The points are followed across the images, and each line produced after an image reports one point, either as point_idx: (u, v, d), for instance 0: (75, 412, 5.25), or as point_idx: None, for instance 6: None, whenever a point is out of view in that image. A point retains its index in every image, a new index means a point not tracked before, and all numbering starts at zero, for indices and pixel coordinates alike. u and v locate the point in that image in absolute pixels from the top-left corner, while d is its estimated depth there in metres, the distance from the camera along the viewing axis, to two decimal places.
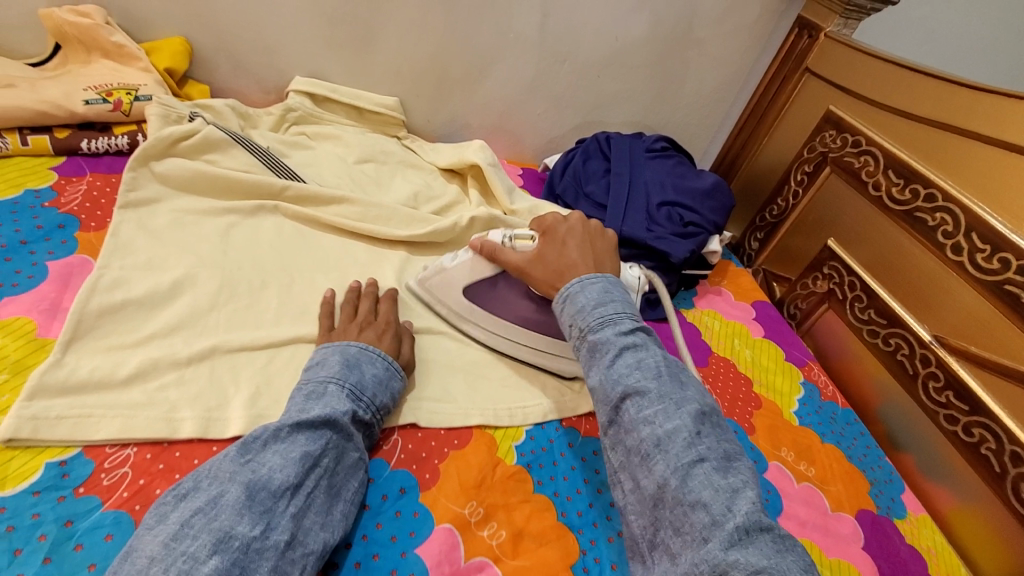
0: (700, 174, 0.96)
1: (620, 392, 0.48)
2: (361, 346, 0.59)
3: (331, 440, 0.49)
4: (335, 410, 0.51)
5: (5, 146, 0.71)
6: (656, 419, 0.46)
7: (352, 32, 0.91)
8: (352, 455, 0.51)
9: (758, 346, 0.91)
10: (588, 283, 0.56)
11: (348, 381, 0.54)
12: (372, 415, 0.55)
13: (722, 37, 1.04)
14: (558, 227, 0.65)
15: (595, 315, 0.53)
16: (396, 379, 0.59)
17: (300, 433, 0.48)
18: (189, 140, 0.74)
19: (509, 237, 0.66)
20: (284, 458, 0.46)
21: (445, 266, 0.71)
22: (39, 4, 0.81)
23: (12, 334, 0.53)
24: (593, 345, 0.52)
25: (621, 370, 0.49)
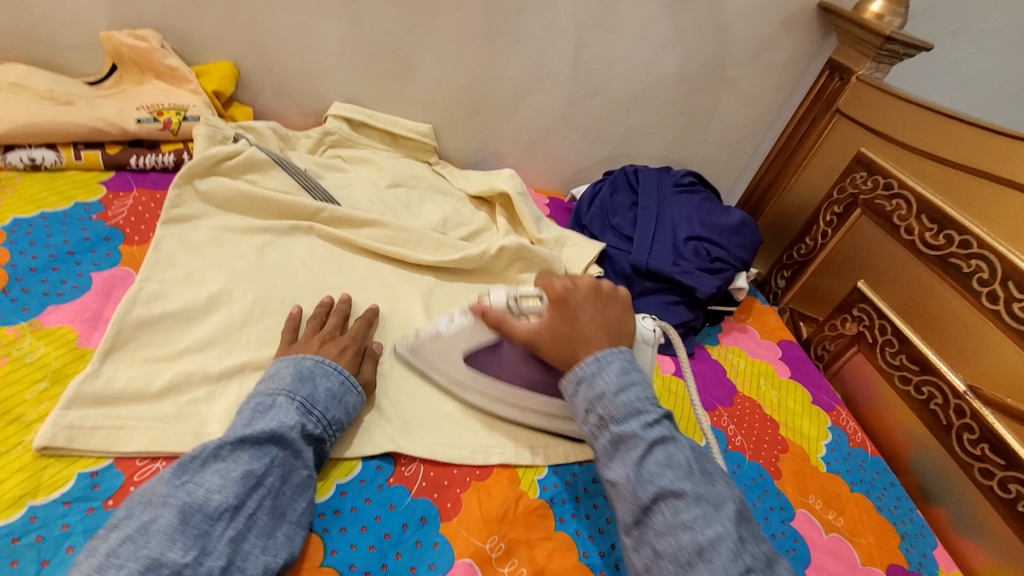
0: (727, 210, 0.96)
1: (654, 493, 0.48)
2: (317, 359, 0.57)
3: (277, 457, 0.48)
4: (282, 425, 0.50)
5: (60, 160, 0.74)
6: (695, 524, 0.47)
7: (392, 61, 0.94)
8: (300, 473, 0.50)
9: (784, 388, 0.89)
10: (607, 363, 0.55)
11: (298, 395, 0.53)
12: (324, 430, 0.53)
13: (753, 76, 1.05)
14: (570, 295, 0.59)
15: (620, 403, 0.52)
16: (352, 395, 0.57)
17: (242, 451, 0.47)
18: (233, 160, 0.77)
19: (515, 298, 0.60)
20: (223, 478, 0.45)
21: (440, 333, 0.62)
22: (100, 26, 0.85)
23: (54, 342, 0.55)
24: (618, 437, 0.51)
25: (651, 468, 0.49)
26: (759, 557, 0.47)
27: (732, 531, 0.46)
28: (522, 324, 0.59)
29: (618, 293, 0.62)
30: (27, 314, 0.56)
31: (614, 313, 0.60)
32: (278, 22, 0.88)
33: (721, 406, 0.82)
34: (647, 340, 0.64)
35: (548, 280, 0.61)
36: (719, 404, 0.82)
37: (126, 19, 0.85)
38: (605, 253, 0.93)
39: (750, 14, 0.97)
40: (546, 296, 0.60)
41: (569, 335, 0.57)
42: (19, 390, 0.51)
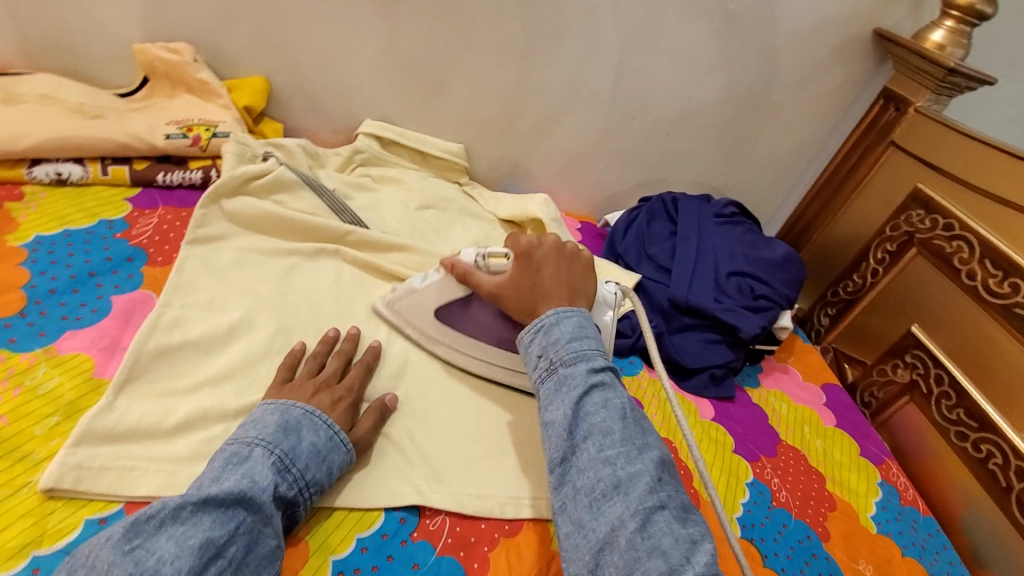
0: (771, 243, 0.91)
1: (583, 430, 0.49)
2: (306, 409, 0.53)
3: (244, 523, 0.42)
4: (253, 486, 0.44)
5: (86, 174, 0.72)
6: (618, 461, 0.47)
7: (427, 79, 0.91)
8: (268, 543, 0.43)
9: (830, 438, 0.83)
10: (563, 316, 0.56)
11: (278, 448, 0.48)
12: (298, 492, 0.48)
13: (801, 103, 1.01)
14: (534, 250, 0.62)
15: (569, 348, 0.53)
16: (339, 453, 0.51)
17: (205, 513, 0.41)
18: (262, 179, 0.75)
19: (483, 256, 0.63)
20: (179, 546, 0.39)
21: (415, 288, 0.66)
22: (134, 39, 0.84)
23: (68, 371, 0.52)
24: (562, 378, 0.52)
25: (587, 408, 0.50)
26: (678, 501, 0.46)
27: (651, 468, 0.46)
28: (489, 278, 0.62)
29: (582, 256, 0.64)
30: (42, 340, 0.53)
31: (577, 273, 0.62)
32: (312, 38, 0.86)
33: (764, 456, 0.77)
34: (607, 301, 0.69)
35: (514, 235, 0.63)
36: (761, 453, 0.77)
37: (161, 31, 0.83)
38: (641, 285, 0.88)
39: (800, 40, 0.93)
40: (513, 254, 0.62)
41: (532, 287, 0.59)
42: (29, 425, 0.48)
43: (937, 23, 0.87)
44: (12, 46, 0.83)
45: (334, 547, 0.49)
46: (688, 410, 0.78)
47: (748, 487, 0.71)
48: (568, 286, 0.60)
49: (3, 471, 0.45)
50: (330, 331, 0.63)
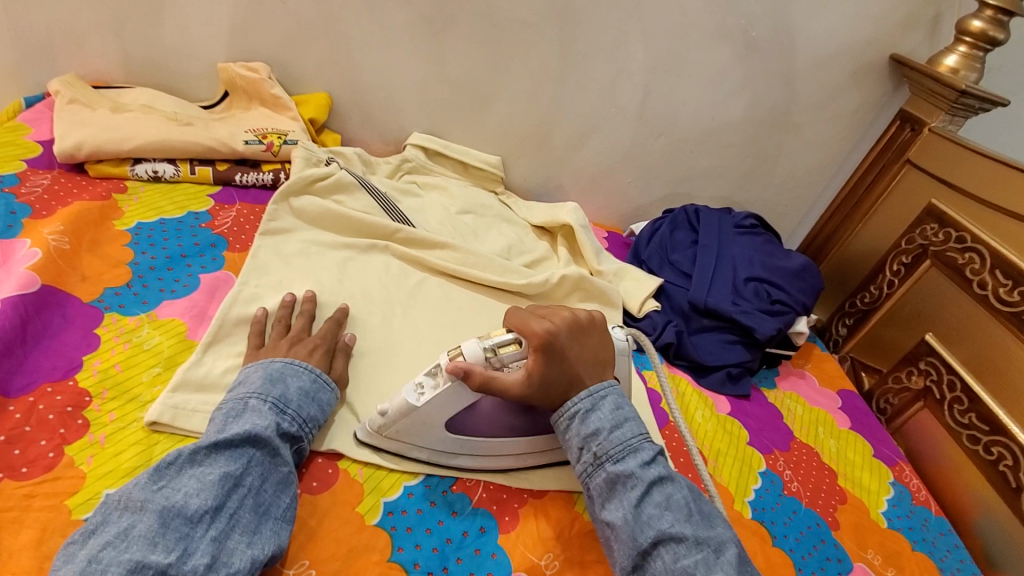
0: (789, 254, 0.96)
1: (652, 535, 0.50)
2: (286, 360, 0.59)
3: (254, 457, 0.49)
4: (256, 426, 0.50)
5: (177, 173, 0.83)
6: (695, 571, 0.48)
7: (472, 96, 1.01)
8: (281, 471, 0.51)
9: (843, 438, 0.87)
10: (601, 401, 0.57)
11: (271, 396, 0.54)
12: (300, 428, 0.54)
13: (821, 123, 1.06)
14: (554, 337, 0.57)
15: (615, 442, 0.55)
16: (325, 393, 0.58)
17: (218, 455, 0.48)
18: (325, 181, 0.85)
19: (492, 350, 0.56)
20: (201, 482, 0.46)
21: (412, 407, 0.56)
22: (218, 58, 0.96)
23: (167, 332, 0.61)
24: (614, 477, 0.54)
25: (649, 510, 0.52)
26: None
27: None
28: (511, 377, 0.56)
29: (596, 318, 0.61)
30: (146, 307, 0.63)
31: (596, 343, 0.60)
32: (371, 58, 0.96)
33: (777, 450, 0.81)
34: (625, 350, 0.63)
35: (525, 321, 0.58)
36: (775, 448, 0.81)
37: (241, 52, 0.95)
38: (663, 288, 0.94)
39: (819, 64, 0.99)
40: (529, 346, 0.56)
41: (560, 377, 0.56)
42: (136, 372, 0.56)
43: (950, 49, 0.93)
44: (117, 63, 0.97)
45: (385, 491, 0.56)
46: (704, 403, 0.83)
47: (761, 476, 0.76)
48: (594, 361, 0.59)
49: (118, 408, 0.53)
50: (286, 297, 0.67)
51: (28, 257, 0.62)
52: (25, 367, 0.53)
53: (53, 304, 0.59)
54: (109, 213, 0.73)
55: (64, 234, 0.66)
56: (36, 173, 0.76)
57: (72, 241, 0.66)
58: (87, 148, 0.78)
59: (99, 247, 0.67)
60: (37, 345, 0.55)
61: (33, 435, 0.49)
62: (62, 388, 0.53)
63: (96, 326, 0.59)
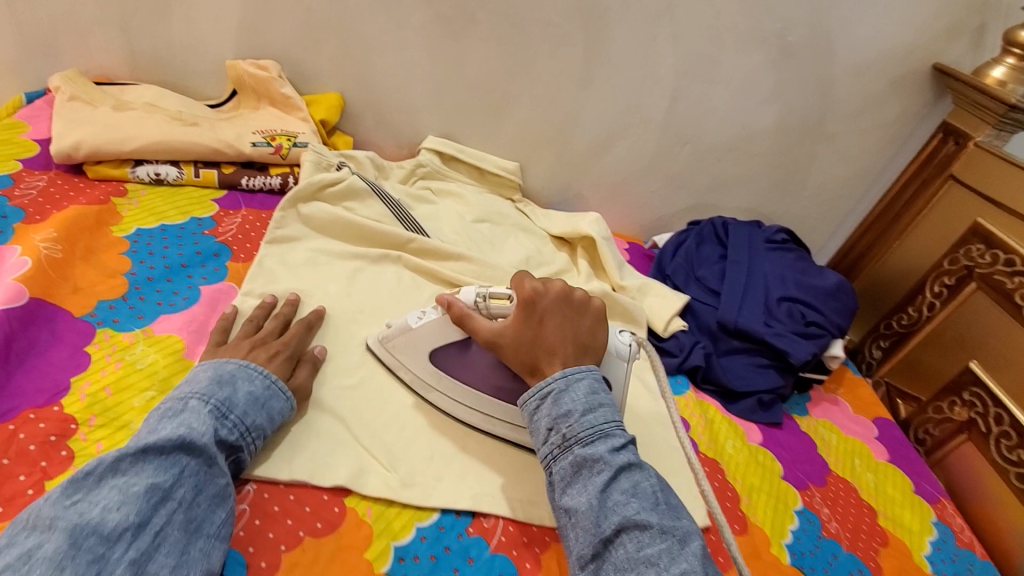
0: (823, 271, 0.91)
1: (615, 522, 0.47)
2: (241, 363, 0.54)
3: (188, 467, 0.43)
4: (192, 431, 0.44)
5: (181, 175, 0.79)
6: (660, 561, 0.44)
7: (490, 100, 0.96)
8: (218, 483, 0.45)
9: (882, 472, 0.82)
10: (574, 382, 0.54)
11: (215, 398, 0.48)
12: (241, 437, 0.48)
13: (857, 134, 1.00)
14: (539, 299, 0.57)
15: (586, 424, 0.51)
16: (278, 401, 0.53)
17: (145, 462, 0.42)
18: (335, 187, 0.80)
19: (484, 296, 0.59)
20: (123, 494, 0.40)
21: (410, 327, 0.61)
22: (226, 55, 0.92)
23: (162, 350, 0.56)
24: (581, 461, 0.50)
25: (615, 496, 0.48)
26: None
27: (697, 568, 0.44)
28: (485, 321, 0.58)
29: (591, 302, 0.60)
30: (141, 322, 0.58)
31: (585, 326, 0.58)
32: (386, 58, 0.92)
33: (813, 485, 0.76)
34: (620, 355, 0.60)
35: (519, 278, 0.59)
36: (811, 483, 0.76)
37: (251, 49, 0.91)
38: (689, 305, 0.89)
39: (858, 72, 0.94)
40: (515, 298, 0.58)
41: (534, 340, 0.56)
42: (128, 397, 0.51)
43: (999, 60, 0.87)
44: (122, 59, 0.92)
45: (396, 532, 0.51)
46: (735, 432, 0.78)
47: (797, 514, 0.70)
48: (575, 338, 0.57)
49: (106, 438, 0.48)
50: (268, 300, 0.63)
51: (17, 267, 0.57)
52: (7, 391, 0.49)
53: (42, 319, 0.55)
54: (106, 218, 0.68)
55: (57, 241, 0.61)
56: (32, 174, 0.72)
57: (65, 249, 0.62)
58: (85, 148, 0.74)
59: (94, 256, 0.63)
60: (21, 364, 0.51)
61: (10, 469, 0.44)
62: (45, 414, 0.48)
63: (87, 343, 0.55)
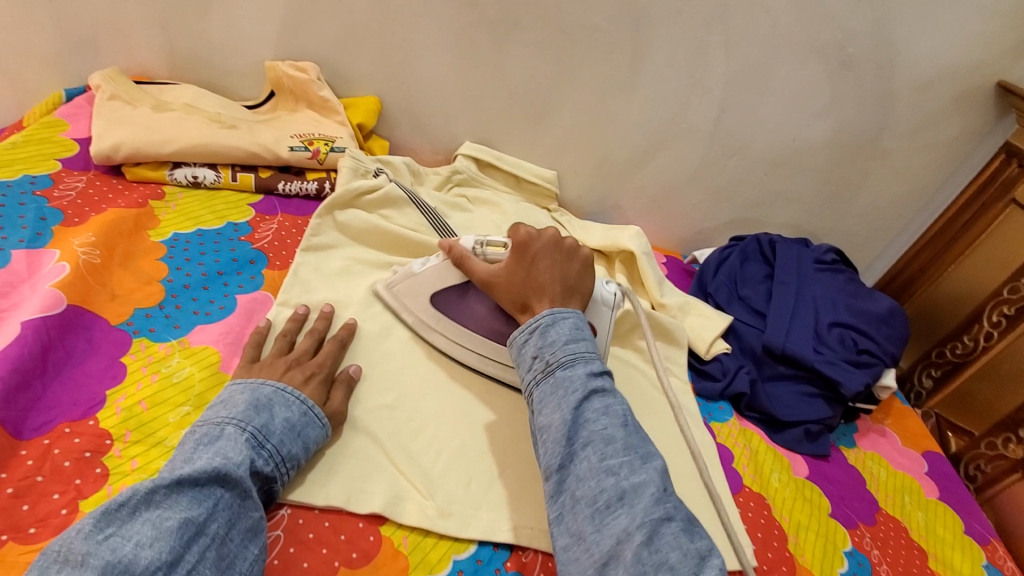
0: (875, 295, 0.87)
1: (584, 437, 0.49)
2: (277, 386, 0.52)
3: (222, 500, 0.42)
4: (227, 463, 0.43)
5: (218, 179, 0.78)
6: (620, 470, 0.47)
7: (531, 106, 0.93)
8: (252, 516, 0.43)
9: (932, 511, 0.77)
10: (560, 318, 0.56)
11: (250, 425, 0.47)
12: (276, 468, 0.47)
13: (913, 152, 0.95)
14: (532, 242, 0.62)
15: (567, 351, 0.54)
16: (314, 428, 0.51)
17: (180, 495, 0.40)
18: (372, 195, 0.78)
19: (481, 243, 0.64)
20: (157, 529, 0.38)
21: (413, 273, 0.67)
22: (265, 56, 0.91)
23: (198, 363, 0.54)
24: (559, 381, 0.52)
25: (587, 415, 0.50)
26: (681, 512, 0.47)
27: (655, 479, 0.46)
28: (483, 264, 0.62)
29: (580, 250, 0.64)
30: (177, 332, 0.57)
31: (574, 269, 0.62)
32: (425, 63, 0.90)
33: (862, 523, 0.71)
34: (604, 301, 0.65)
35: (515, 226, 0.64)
36: (859, 521, 0.72)
37: (290, 50, 0.89)
38: (733, 326, 0.85)
39: (919, 87, 0.88)
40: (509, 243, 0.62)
41: (526, 279, 0.60)
42: (164, 412, 0.50)
43: None
44: (161, 58, 0.92)
45: (432, 565, 0.49)
46: (780, 464, 0.74)
47: (846, 556, 0.66)
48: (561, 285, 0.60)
49: (140, 454, 0.47)
50: (299, 312, 0.61)
51: (55, 272, 0.56)
52: (43, 402, 0.48)
53: (79, 328, 0.54)
54: (144, 222, 0.67)
55: (95, 247, 0.60)
56: (71, 175, 0.71)
57: (103, 254, 0.61)
58: (125, 150, 0.73)
59: (131, 261, 0.62)
60: (58, 375, 0.50)
61: (45, 487, 0.43)
62: (81, 429, 0.47)
63: (123, 353, 0.53)
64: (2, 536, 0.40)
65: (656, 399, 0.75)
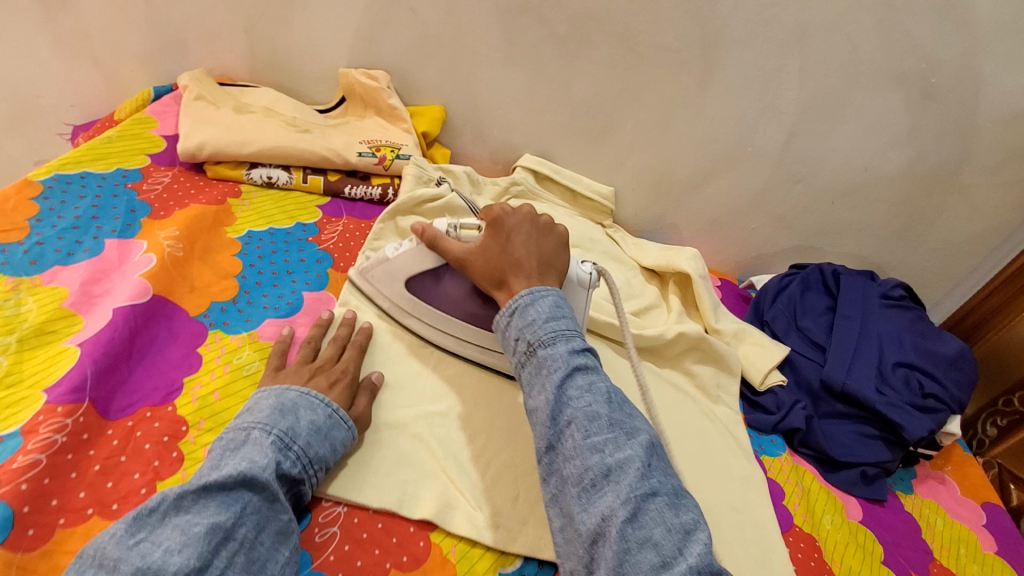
0: (944, 336, 0.83)
1: (568, 416, 0.47)
2: (301, 391, 0.52)
3: (249, 504, 0.42)
4: (253, 466, 0.43)
5: (290, 180, 0.81)
6: (605, 447, 0.45)
7: (593, 123, 0.93)
8: (280, 519, 0.44)
9: (988, 566, 0.73)
10: (539, 296, 0.54)
11: (276, 428, 0.47)
12: (303, 470, 0.47)
13: (995, 189, 0.90)
14: (505, 218, 0.60)
15: (548, 329, 0.51)
16: (340, 431, 0.51)
17: (207, 500, 0.41)
18: (434, 203, 0.80)
19: (455, 226, 0.61)
20: (184, 535, 0.39)
21: (387, 258, 0.64)
22: (340, 63, 0.94)
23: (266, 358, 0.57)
24: (541, 362, 0.50)
25: (571, 393, 0.48)
26: (669, 486, 0.45)
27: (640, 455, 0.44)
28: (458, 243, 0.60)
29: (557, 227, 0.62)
30: (248, 326, 0.60)
31: (550, 245, 0.59)
32: (492, 76, 0.91)
33: (918, 575, 0.68)
34: (580, 283, 0.60)
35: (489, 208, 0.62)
36: (914, 572, 0.68)
37: (364, 58, 0.93)
38: (791, 358, 0.83)
39: (1006, 120, 0.83)
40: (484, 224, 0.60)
41: (501, 255, 0.57)
42: (234, 403, 0.52)
43: None
44: (244, 61, 0.97)
45: None
46: (834, 505, 0.71)
47: None
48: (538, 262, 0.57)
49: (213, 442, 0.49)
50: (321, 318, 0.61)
51: (143, 263, 0.60)
52: (127, 385, 0.51)
53: (161, 317, 0.57)
54: (222, 219, 0.71)
55: (179, 240, 0.64)
56: (159, 170, 0.76)
57: (185, 248, 0.64)
58: (208, 149, 0.77)
59: (209, 256, 0.65)
60: (141, 361, 0.53)
61: (126, 466, 0.45)
62: (160, 414, 0.49)
63: (199, 344, 0.56)
64: (89, 510, 0.42)
65: (704, 428, 0.73)
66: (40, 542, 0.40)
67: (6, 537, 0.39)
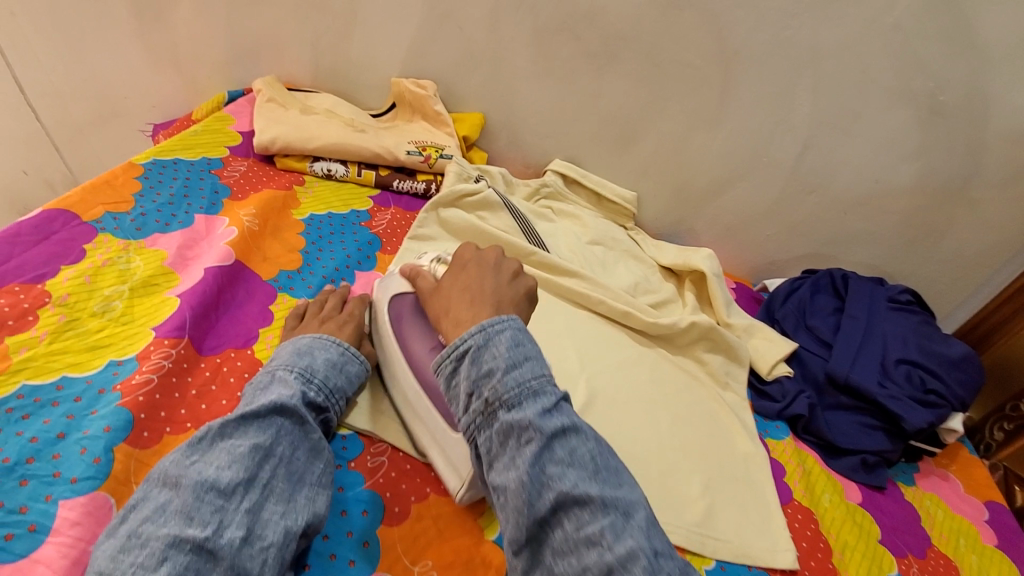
0: (949, 339, 0.87)
1: (551, 499, 0.43)
2: (315, 335, 0.58)
3: (283, 427, 0.49)
4: (282, 396, 0.49)
5: (346, 173, 0.91)
6: (602, 538, 0.41)
7: (619, 132, 1.02)
8: (312, 438, 0.50)
9: (984, 555, 0.76)
10: (495, 337, 0.49)
11: (297, 366, 0.54)
12: (326, 399, 0.54)
13: (1004, 204, 0.94)
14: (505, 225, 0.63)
15: (512, 385, 0.47)
16: (353, 364, 0.58)
17: (246, 426, 0.47)
18: (472, 197, 0.89)
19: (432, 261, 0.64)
20: (231, 455, 0.45)
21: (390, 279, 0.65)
22: (394, 73, 1.05)
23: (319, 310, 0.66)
24: (508, 428, 0.45)
25: (550, 468, 0.44)
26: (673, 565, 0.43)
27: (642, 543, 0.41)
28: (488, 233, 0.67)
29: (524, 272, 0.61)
30: (310, 292, 0.69)
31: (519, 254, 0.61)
32: (529, 87, 1.01)
33: (912, 555, 0.72)
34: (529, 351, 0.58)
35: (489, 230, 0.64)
36: (908, 551, 0.72)
37: (414, 69, 1.04)
38: (798, 353, 0.89)
39: (1012, 138, 0.88)
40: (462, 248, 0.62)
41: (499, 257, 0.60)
42: None
43: None
44: (309, 70, 1.09)
45: None
46: (833, 487, 0.77)
47: None
48: (491, 301, 0.54)
49: None
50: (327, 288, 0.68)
51: (226, 235, 0.70)
52: (215, 330, 0.60)
53: (240, 279, 0.67)
54: (289, 203, 0.81)
55: (255, 217, 0.74)
56: (236, 160, 0.87)
57: (260, 224, 0.74)
58: (279, 143, 0.88)
59: (279, 233, 0.75)
60: (225, 313, 0.62)
61: (216, 394, 0.54)
62: (241, 354, 0.59)
63: (271, 302, 0.66)
64: (187, 424, 0.51)
65: (711, 410, 0.80)
66: (153, 443, 0.49)
67: (128, 435, 0.48)
